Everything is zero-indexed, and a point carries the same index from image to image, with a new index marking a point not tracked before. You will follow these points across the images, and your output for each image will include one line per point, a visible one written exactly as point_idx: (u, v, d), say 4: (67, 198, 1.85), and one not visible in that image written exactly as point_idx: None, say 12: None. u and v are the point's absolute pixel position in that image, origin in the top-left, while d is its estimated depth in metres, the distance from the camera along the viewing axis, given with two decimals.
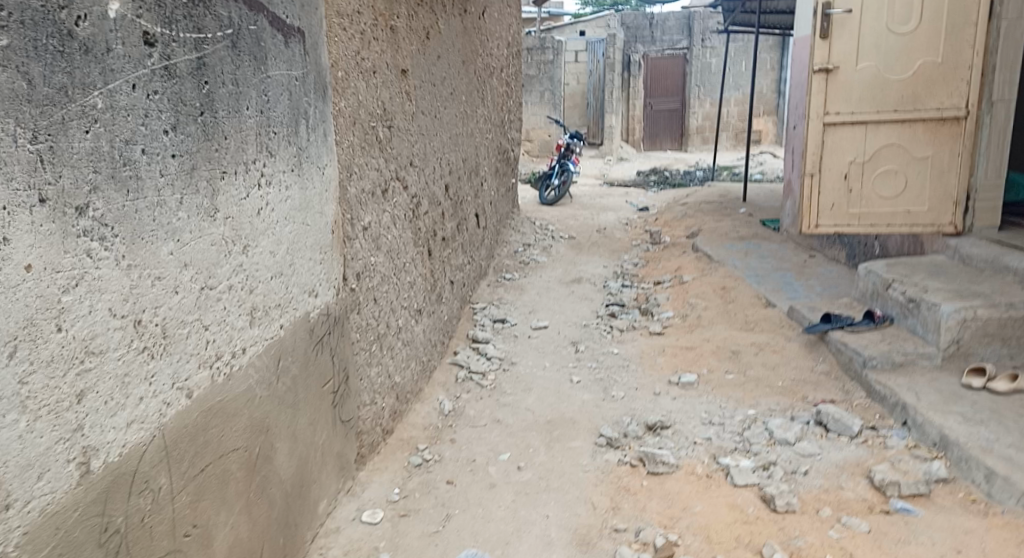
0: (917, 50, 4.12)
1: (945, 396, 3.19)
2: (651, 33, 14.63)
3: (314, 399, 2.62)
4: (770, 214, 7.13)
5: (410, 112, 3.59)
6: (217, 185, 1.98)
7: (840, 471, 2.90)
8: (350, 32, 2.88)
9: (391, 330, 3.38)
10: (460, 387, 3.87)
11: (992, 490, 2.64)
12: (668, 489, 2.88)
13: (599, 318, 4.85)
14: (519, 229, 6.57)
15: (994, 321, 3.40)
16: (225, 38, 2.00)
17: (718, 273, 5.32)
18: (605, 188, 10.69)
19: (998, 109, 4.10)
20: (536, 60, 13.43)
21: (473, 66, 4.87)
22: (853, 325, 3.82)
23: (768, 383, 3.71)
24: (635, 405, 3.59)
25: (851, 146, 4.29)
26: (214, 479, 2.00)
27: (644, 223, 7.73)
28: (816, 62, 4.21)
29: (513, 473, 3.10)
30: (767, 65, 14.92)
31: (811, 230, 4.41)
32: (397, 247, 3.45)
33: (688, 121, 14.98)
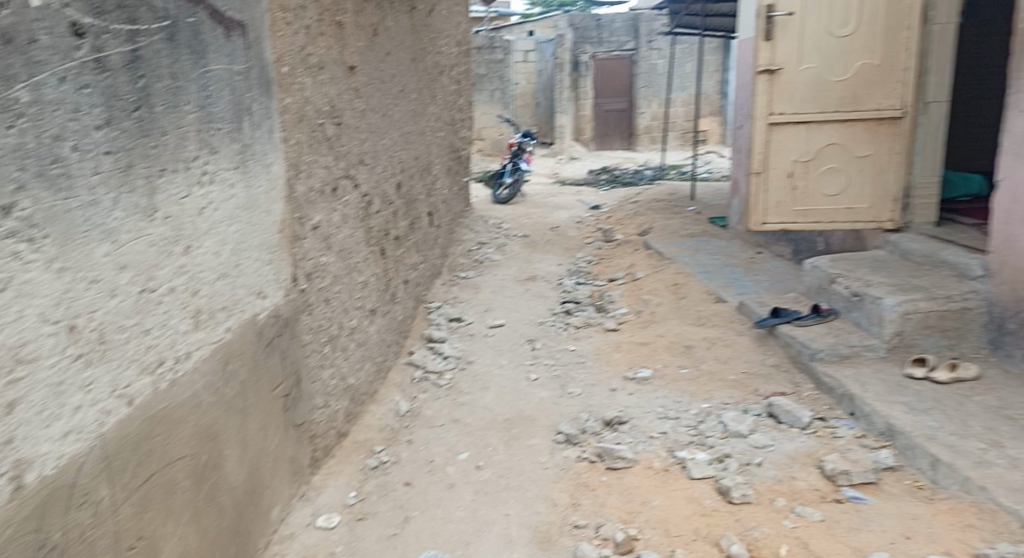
0: (856, 52, 4.21)
1: (891, 387, 3.27)
2: (598, 35, 14.57)
3: (264, 404, 2.56)
4: (720, 211, 7.24)
5: (359, 109, 3.55)
6: (155, 184, 1.92)
7: (792, 462, 2.95)
8: (296, 27, 2.83)
9: (345, 331, 3.33)
10: (416, 387, 3.83)
11: (937, 476, 2.71)
12: (626, 485, 2.89)
13: (554, 316, 4.85)
14: (473, 228, 6.54)
15: (935, 313, 3.48)
16: (162, 30, 1.94)
17: (671, 269, 5.38)
18: (557, 186, 10.74)
19: (933, 109, 4.23)
20: (485, 59, 13.36)
21: (422, 64, 4.83)
22: (800, 319, 3.89)
23: (721, 376, 3.75)
24: (592, 401, 3.61)
25: (796, 144, 4.38)
26: (160, 490, 1.94)
27: (598, 221, 7.78)
28: (759, 63, 4.30)
29: (472, 473, 3.08)
30: (713, 66, 15.14)
31: (759, 226, 4.50)
32: (348, 247, 3.40)
33: (639, 120, 15.11)
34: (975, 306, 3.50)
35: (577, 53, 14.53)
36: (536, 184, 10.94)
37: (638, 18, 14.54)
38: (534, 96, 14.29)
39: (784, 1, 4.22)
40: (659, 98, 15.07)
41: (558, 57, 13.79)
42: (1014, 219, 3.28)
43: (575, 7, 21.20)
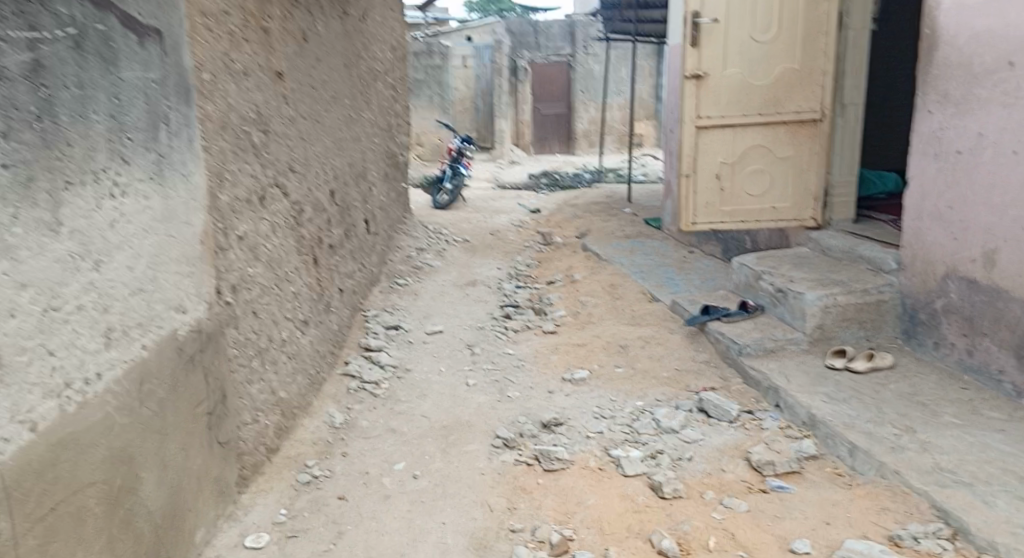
0: (777, 57, 4.36)
1: (813, 378, 3.39)
2: (536, 40, 14.69)
3: (185, 423, 2.48)
4: (654, 213, 7.37)
5: (288, 115, 3.48)
6: (59, 198, 1.84)
7: (721, 454, 3.03)
8: (218, 32, 2.75)
9: (275, 343, 3.26)
10: (352, 398, 3.78)
11: (855, 463, 2.83)
12: (563, 485, 2.91)
13: (493, 320, 4.85)
14: (411, 233, 6.49)
15: (852, 305, 3.63)
16: (66, 36, 1.86)
17: (605, 270, 5.46)
18: (497, 190, 10.75)
19: (850, 112, 4.41)
20: (422, 63, 13.13)
21: (356, 69, 4.78)
22: (728, 315, 4.01)
23: (654, 374, 3.83)
24: (531, 404, 3.62)
25: (721, 147, 4.50)
26: (68, 518, 1.85)
27: (535, 225, 7.82)
28: (685, 69, 4.40)
29: (408, 483, 3.05)
30: (644, 70, 15.41)
31: (688, 226, 4.60)
32: (277, 256, 3.32)
33: (575, 126, 15.13)
34: (889, 297, 3.65)
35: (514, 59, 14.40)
36: (475, 189, 10.92)
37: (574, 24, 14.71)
38: (474, 100, 14.24)
39: (708, 8, 4.33)
40: (593, 102, 15.18)
41: (496, 62, 13.84)
42: (923, 214, 3.44)
43: (513, 13, 21.29)
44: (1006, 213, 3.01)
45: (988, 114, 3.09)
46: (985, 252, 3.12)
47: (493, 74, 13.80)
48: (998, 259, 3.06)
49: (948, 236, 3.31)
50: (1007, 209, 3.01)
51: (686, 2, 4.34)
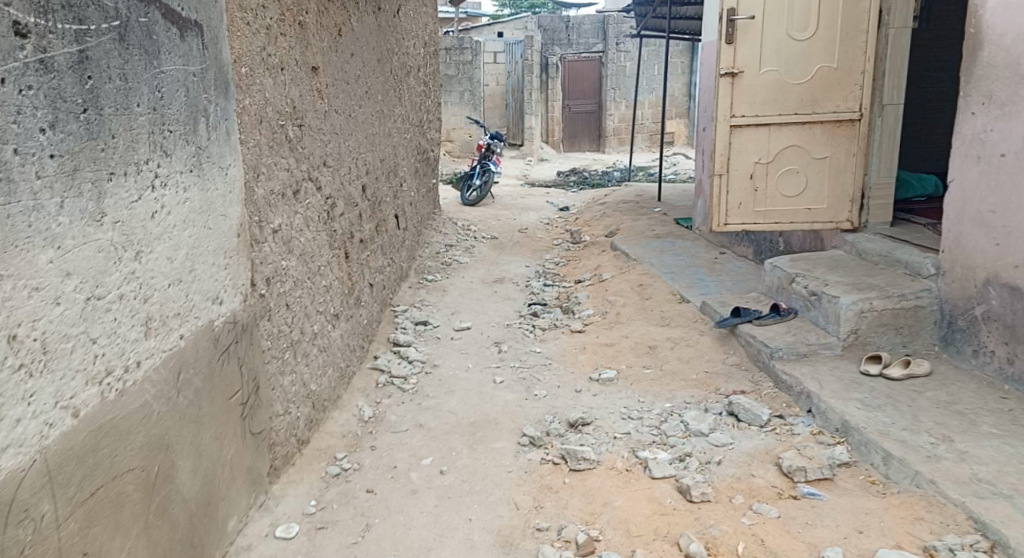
0: (815, 55, 4.30)
1: (846, 384, 3.33)
2: (568, 37, 14.67)
3: (220, 413, 2.52)
4: (685, 213, 7.32)
5: (322, 110, 3.51)
6: (103, 188, 1.88)
7: (751, 459, 2.99)
8: (255, 27, 2.79)
9: (306, 336, 3.29)
10: (380, 392, 3.80)
11: (889, 471, 2.78)
12: (590, 486, 2.90)
13: (521, 318, 4.85)
14: (441, 230, 6.51)
15: (889, 311, 3.57)
16: (112, 30, 1.90)
17: (636, 271, 5.43)
18: (527, 188, 10.74)
19: (889, 112, 4.31)
20: (455, 60, 13.18)
21: (389, 65, 4.80)
22: (760, 319, 3.96)
23: (683, 376, 3.80)
24: (557, 403, 3.62)
25: (756, 147, 4.45)
26: (107, 502, 1.90)
27: (565, 223, 7.80)
28: (721, 67, 4.36)
29: (436, 478, 3.07)
30: (678, 69, 15.30)
31: (721, 228, 4.57)
32: (310, 250, 3.36)
33: (605, 124, 15.10)
34: (927, 303, 3.58)
35: (547, 56, 14.40)
36: (505, 187, 10.93)
37: (606, 21, 14.61)
38: (504, 97, 14.21)
39: (744, 6, 4.30)
40: (624, 100, 15.12)
41: (526, 59, 13.82)
42: (965, 218, 3.37)
43: (545, 9, 21.26)
44: None
45: None
46: None
47: (525, 72, 13.80)
48: None
49: (990, 241, 3.23)
50: None
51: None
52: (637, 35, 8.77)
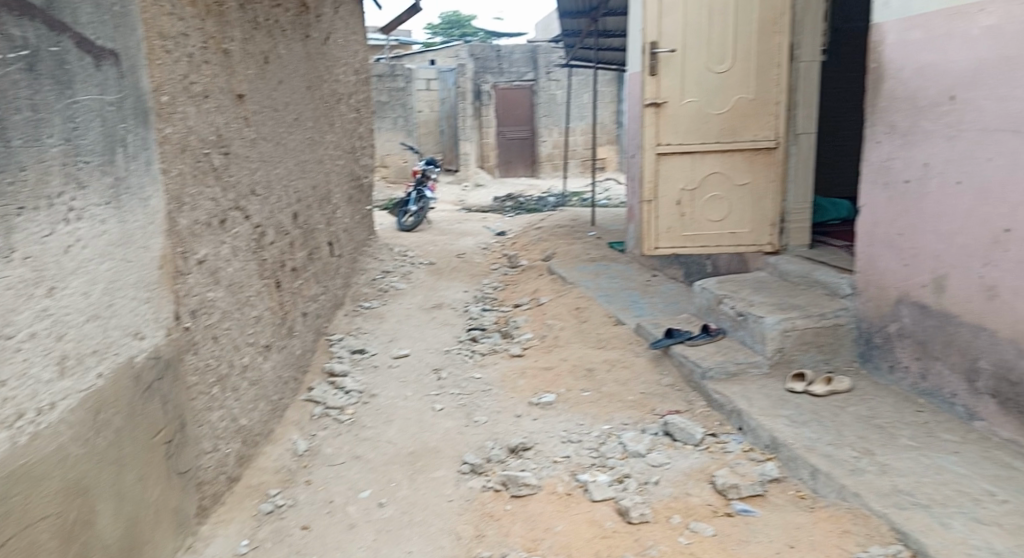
0: (732, 87, 4.45)
1: (774, 401, 3.43)
2: (499, 65, 14.66)
3: (143, 453, 2.42)
4: (618, 236, 7.44)
5: (249, 138, 3.45)
6: (12, 223, 1.80)
7: (687, 478, 3.03)
8: (176, 55, 2.73)
9: (236, 370, 3.20)
10: (316, 424, 3.72)
11: (816, 485, 2.86)
12: (531, 512, 2.89)
13: (461, 343, 4.83)
14: (377, 256, 6.45)
15: (811, 329, 3.69)
16: (19, 59, 1.84)
17: (572, 294, 5.49)
18: (463, 213, 10.74)
19: (803, 141, 4.52)
20: (386, 87, 13.12)
21: (318, 92, 4.77)
22: (691, 339, 4.05)
23: (620, 397, 3.84)
24: (498, 429, 3.60)
25: (682, 173, 4.57)
26: (18, 553, 1.80)
27: (502, 248, 7.82)
28: (645, 97, 4.48)
29: (374, 511, 3.01)
30: (608, 96, 15.61)
31: (652, 251, 4.65)
32: (238, 280, 3.27)
33: (539, 150, 15.29)
34: (846, 321, 3.72)
35: (479, 83, 14.54)
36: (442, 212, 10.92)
37: (536, 50, 14.83)
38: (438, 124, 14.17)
39: (666, 39, 4.41)
40: (557, 127, 15.32)
41: (460, 87, 13.85)
42: (876, 240, 3.52)
43: (478, 36, 21.43)
44: (955, 241, 3.09)
45: (933, 145, 3.17)
46: (935, 277, 3.20)
47: (458, 98, 14.12)
48: (948, 285, 3.14)
49: (900, 262, 3.38)
50: (954, 237, 3.09)
51: (645, 33, 4.42)
52: (567, 65, 8.93)
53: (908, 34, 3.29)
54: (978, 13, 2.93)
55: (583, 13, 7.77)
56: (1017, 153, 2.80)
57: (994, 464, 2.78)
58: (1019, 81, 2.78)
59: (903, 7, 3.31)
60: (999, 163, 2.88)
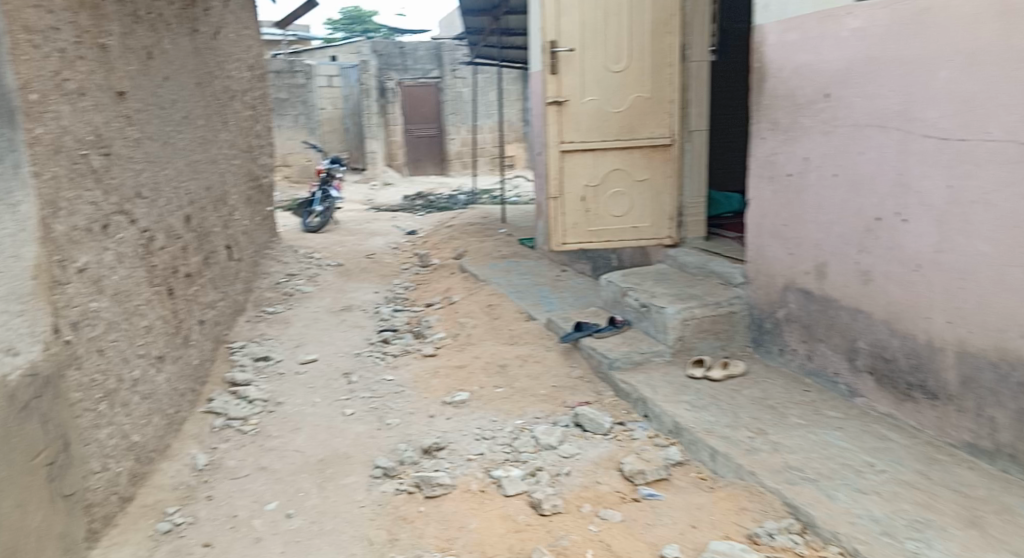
0: (630, 86, 4.55)
1: (676, 388, 3.54)
2: (403, 62, 14.36)
3: (21, 477, 2.27)
4: (528, 233, 7.50)
5: (133, 138, 3.28)
6: None
7: (596, 467, 3.09)
8: (46, 50, 2.58)
9: (125, 384, 3.04)
10: (217, 437, 3.57)
11: (716, 466, 2.96)
12: (444, 511, 2.87)
13: (371, 345, 4.74)
14: (280, 259, 6.26)
15: (708, 317, 3.83)
16: None
17: (482, 292, 5.49)
18: (371, 212, 10.56)
19: (696, 138, 4.68)
20: (285, 83, 12.55)
21: (209, 89, 4.58)
22: (599, 332, 4.12)
23: (532, 392, 3.87)
24: (410, 430, 3.56)
25: (585, 170, 4.66)
26: None
27: (413, 246, 7.74)
28: (548, 95, 4.54)
29: (281, 523, 2.93)
30: (513, 94, 15.68)
31: (560, 247, 4.73)
32: (125, 289, 3.11)
33: (446, 147, 15.13)
34: (739, 309, 3.88)
35: (383, 80, 14.20)
36: (349, 211, 10.69)
37: (440, 48, 14.71)
38: (342, 121, 13.96)
39: (565, 38, 4.48)
40: (463, 125, 15.22)
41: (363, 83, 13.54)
42: (764, 231, 3.69)
43: (380, 32, 21.10)
44: (833, 230, 3.27)
45: (811, 140, 3.35)
46: (817, 265, 3.38)
47: (363, 96, 13.74)
48: (828, 272, 3.32)
49: (786, 251, 3.55)
50: (833, 226, 3.27)
51: (544, 31, 4.47)
52: (471, 62, 8.92)
53: (785, 36, 3.45)
54: (846, 16, 3.11)
55: (485, 11, 7.78)
56: (884, 147, 2.99)
57: (874, 437, 2.97)
58: (883, 79, 2.97)
59: (781, 11, 3.47)
60: (869, 157, 3.06)
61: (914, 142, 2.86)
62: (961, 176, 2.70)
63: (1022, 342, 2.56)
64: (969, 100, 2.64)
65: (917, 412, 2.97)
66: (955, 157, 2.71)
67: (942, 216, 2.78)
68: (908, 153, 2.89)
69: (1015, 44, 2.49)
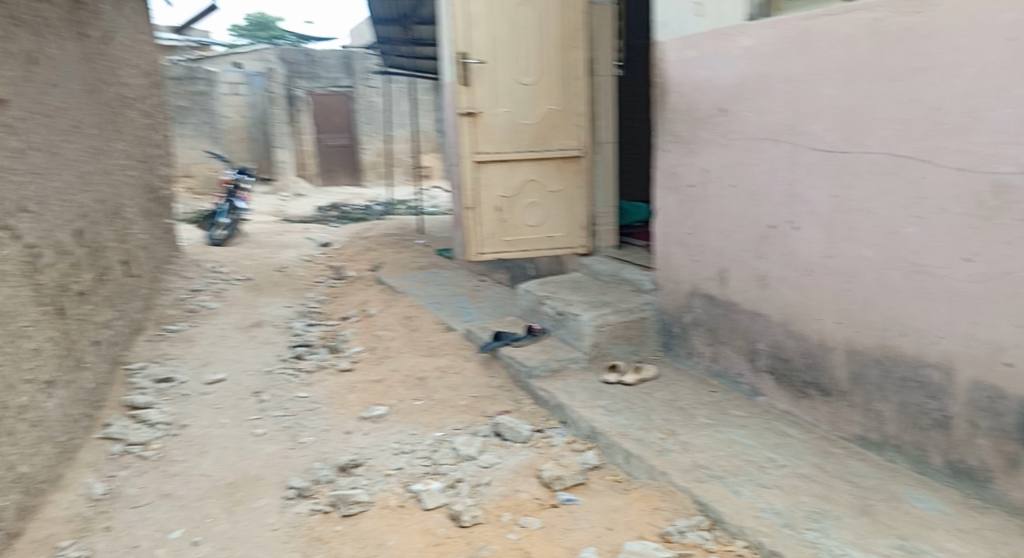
0: (541, 99, 4.62)
1: (592, 393, 3.60)
2: (311, 70, 14.17)
3: None
4: (446, 243, 7.49)
5: (16, 149, 3.12)
6: None
7: (516, 475, 3.10)
8: None
9: (11, 413, 2.86)
10: (115, 464, 3.40)
11: (631, 468, 3.03)
12: (361, 530, 2.82)
13: (283, 362, 4.61)
14: (183, 274, 6.02)
15: (621, 323, 3.91)
16: None
17: (400, 304, 5.44)
18: (282, 225, 10.30)
19: (605, 150, 4.79)
20: (185, 90, 12.09)
21: (101, 97, 4.40)
22: (517, 340, 4.15)
23: (451, 403, 3.86)
24: (326, 448, 3.49)
25: (499, 181, 4.68)
26: None
27: (327, 259, 7.60)
28: (461, 107, 4.54)
29: (187, 551, 2.82)
30: (428, 105, 15.63)
31: (478, 257, 4.72)
32: (7, 309, 2.93)
33: (361, 158, 15.00)
34: (650, 315, 3.97)
35: (291, 89, 13.90)
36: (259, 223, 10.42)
37: (350, 56, 14.52)
38: (247, 130, 13.43)
39: (475, 50, 4.49)
40: (378, 134, 15.00)
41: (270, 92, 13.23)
42: (669, 239, 3.80)
43: (288, 41, 20.65)
44: (732, 238, 3.41)
45: (710, 153, 3.48)
46: (718, 271, 3.51)
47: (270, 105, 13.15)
48: (729, 277, 3.45)
49: (690, 258, 3.67)
50: (732, 234, 3.41)
51: (455, 43, 4.46)
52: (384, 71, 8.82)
53: (683, 52, 3.58)
54: (738, 35, 3.25)
55: (395, 21, 7.74)
56: (775, 159, 3.14)
57: (775, 433, 3.10)
58: (773, 95, 3.12)
59: (681, 28, 3.60)
60: (763, 168, 3.20)
61: (803, 154, 3.02)
62: (845, 186, 2.86)
63: (903, 340, 2.72)
64: (850, 115, 2.80)
65: (812, 408, 3.12)
66: (840, 168, 2.87)
67: (829, 223, 2.94)
68: (797, 164, 3.05)
69: (888, 63, 2.65)
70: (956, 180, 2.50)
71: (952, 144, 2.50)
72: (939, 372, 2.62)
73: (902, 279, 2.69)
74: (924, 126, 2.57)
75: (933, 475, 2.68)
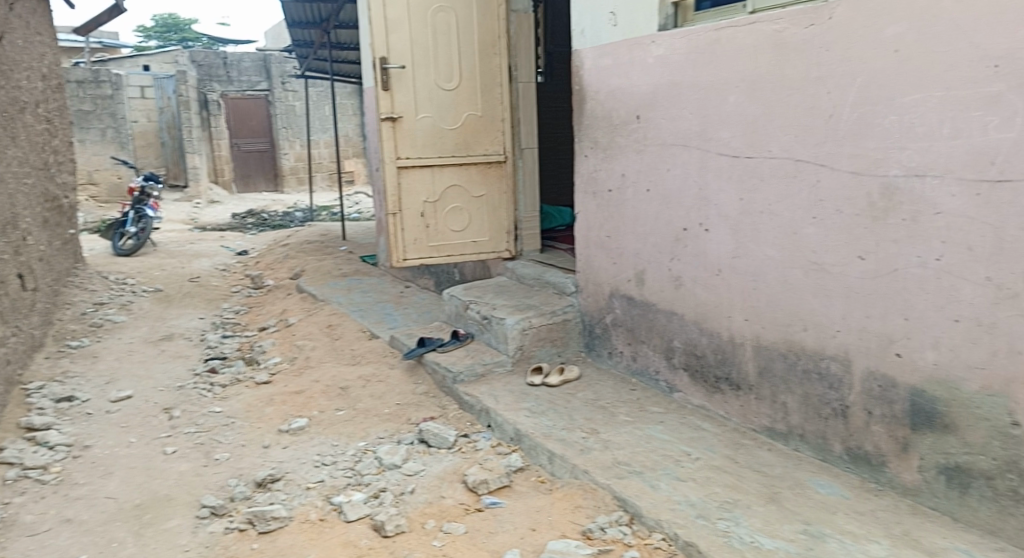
0: (461, 104, 4.63)
1: (517, 396, 3.62)
2: (226, 73, 13.77)
3: None
4: (369, 250, 7.41)
5: None
6: None
7: (441, 481, 3.09)
8: None
9: None
10: (11, 490, 3.22)
11: (554, 468, 3.06)
12: (279, 545, 2.76)
13: (197, 376, 4.46)
14: (86, 287, 5.76)
15: (544, 326, 3.94)
16: None
17: (322, 312, 5.35)
18: (197, 232, 9.98)
19: (527, 156, 4.82)
20: (89, 94, 11.53)
21: None
22: (442, 346, 4.14)
23: (375, 412, 3.82)
24: (243, 464, 3.40)
25: (422, 186, 4.66)
26: None
27: (244, 268, 7.40)
28: (381, 112, 4.50)
29: None
30: (349, 109, 15.44)
31: (401, 263, 4.68)
32: None
33: (280, 163, 14.67)
34: (573, 317, 4.03)
35: (204, 92, 13.45)
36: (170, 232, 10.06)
37: (267, 59, 14.14)
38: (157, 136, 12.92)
39: (394, 55, 4.47)
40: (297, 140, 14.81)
41: (181, 95, 12.77)
42: (590, 243, 3.87)
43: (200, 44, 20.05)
44: (649, 241, 3.49)
45: (627, 158, 3.56)
46: (636, 272, 3.59)
47: (181, 109, 12.73)
48: (647, 279, 3.53)
49: (610, 261, 3.74)
50: (648, 237, 3.49)
51: (374, 48, 4.42)
52: (302, 74, 8.67)
53: (599, 61, 3.66)
54: (651, 44, 3.34)
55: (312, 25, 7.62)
56: (687, 164, 3.24)
57: (690, 428, 3.19)
58: (684, 103, 3.21)
59: (596, 37, 3.67)
60: (676, 173, 3.30)
61: (711, 160, 3.12)
62: (751, 189, 2.98)
63: (805, 335, 2.85)
64: (754, 122, 2.92)
65: (724, 403, 3.23)
66: (746, 172, 2.98)
67: (738, 225, 3.04)
68: (707, 169, 3.15)
69: (788, 73, 2.78)
70: (850, 183, 2.63)
71: (845, 149, 2.63)
72: (838, 364, 2.75)
73: (805, 278, 2.82)
74: (821, 132, 2.69)
75: (835, 462, 2.81)
